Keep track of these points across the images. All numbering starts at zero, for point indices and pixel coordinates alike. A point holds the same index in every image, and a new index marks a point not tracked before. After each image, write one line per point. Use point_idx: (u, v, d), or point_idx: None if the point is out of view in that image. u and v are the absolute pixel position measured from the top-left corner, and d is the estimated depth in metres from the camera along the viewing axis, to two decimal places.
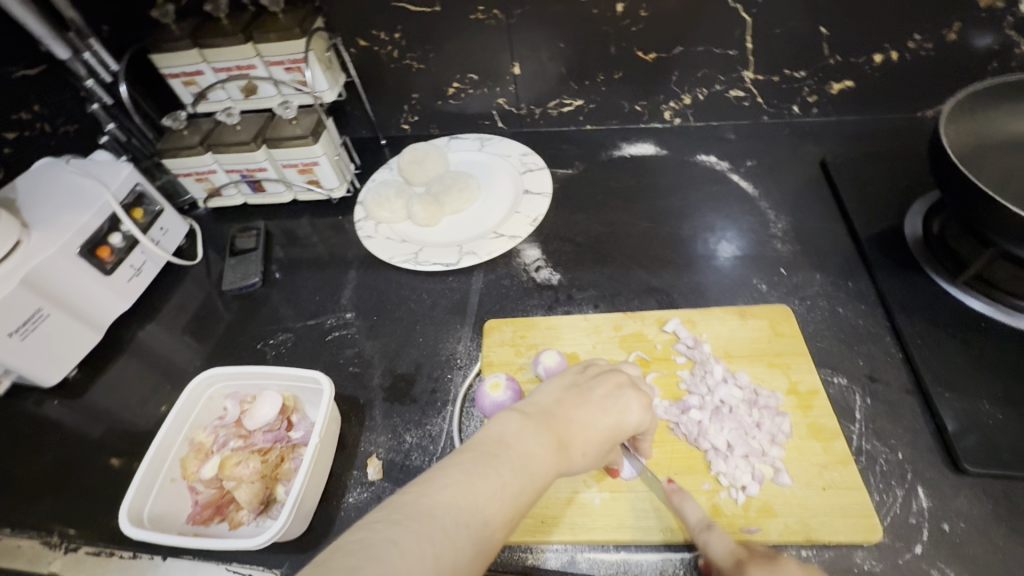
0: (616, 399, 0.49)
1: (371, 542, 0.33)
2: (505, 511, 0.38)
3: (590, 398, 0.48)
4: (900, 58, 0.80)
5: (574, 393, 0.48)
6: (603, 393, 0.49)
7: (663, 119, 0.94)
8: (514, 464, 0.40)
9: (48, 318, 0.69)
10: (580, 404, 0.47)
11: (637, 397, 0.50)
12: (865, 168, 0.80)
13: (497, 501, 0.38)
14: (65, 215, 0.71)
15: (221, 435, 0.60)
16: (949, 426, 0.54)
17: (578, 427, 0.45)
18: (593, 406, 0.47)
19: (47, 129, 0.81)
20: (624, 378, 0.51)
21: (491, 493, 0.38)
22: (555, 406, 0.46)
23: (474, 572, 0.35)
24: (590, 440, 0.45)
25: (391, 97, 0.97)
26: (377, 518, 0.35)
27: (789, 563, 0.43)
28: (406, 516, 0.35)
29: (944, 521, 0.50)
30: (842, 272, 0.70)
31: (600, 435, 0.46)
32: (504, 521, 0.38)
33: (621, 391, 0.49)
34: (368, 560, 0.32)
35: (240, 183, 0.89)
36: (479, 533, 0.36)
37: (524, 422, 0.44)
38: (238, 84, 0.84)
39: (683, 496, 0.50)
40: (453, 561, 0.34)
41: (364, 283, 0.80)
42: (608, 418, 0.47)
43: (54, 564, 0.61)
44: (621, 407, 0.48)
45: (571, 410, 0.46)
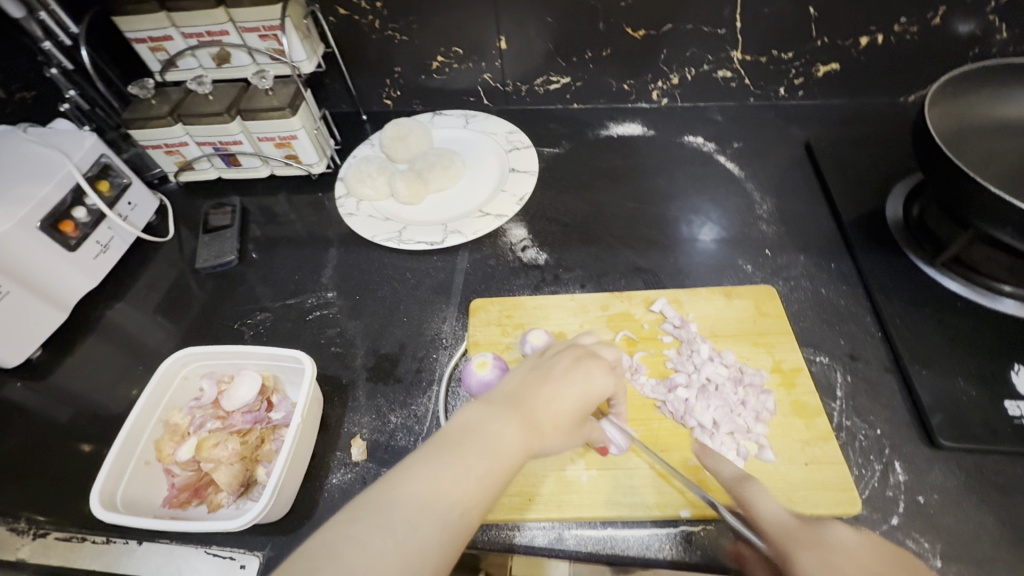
0: (574, 370, 0.46)
1: (331, 541, 0.33)
2: (472, 495, 0.37)
3: (551, 375, 0.46)
4: (885, 41, 0.80)
5: (535, 374, 0.46)
6: (563, 367, 0.46)
7: (650, 99, 0.93)
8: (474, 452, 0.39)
9: (9, 295, 0.65)
10: (539, 382, 0.45)
11: (597, 364, 0.47)
12: (848, 151, 0.81)
13: (462, 486, 0.37)
14: (23, 186, 0.67)
15: (198, 416, 0.58)
16: (925, 403, 0.55)
17: (540, 406, 0.43)
18: (554, 382, 0.45)
19: (2, 96, 0.75)
20: (582, 350, 0.49)
21: (452, 480, 0.37)
22: (515, 389, 0.45)
23: (446, 556, 0.35)
24: (555, 416, 0.44)
25: (373, 71, 0.93)
26: (339, 517, 0.35)
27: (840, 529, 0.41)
28: (364, 511, 0.35)
29: (919, 493, 0.51)
30: (825, 253, 0.71)
31: (565, 410, 0.44)
32: (471, 505, 0.37)
33: (580, 361, 0.47)
34: (328, 559, 0.32)
35: (214, 157, 0.85)
36: (444, 521, 0.36)
37: (487, 409, 0.42)
38: (210, 52, 0.80)
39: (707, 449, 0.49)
40: (419, 547, 0.34)
41: (346, 261, 0.78)
42: (572, 391, 0.45)
43: (21, 551, 0.58)
44: (581, 379, 0.46)
45: (533, 390, 0.44)
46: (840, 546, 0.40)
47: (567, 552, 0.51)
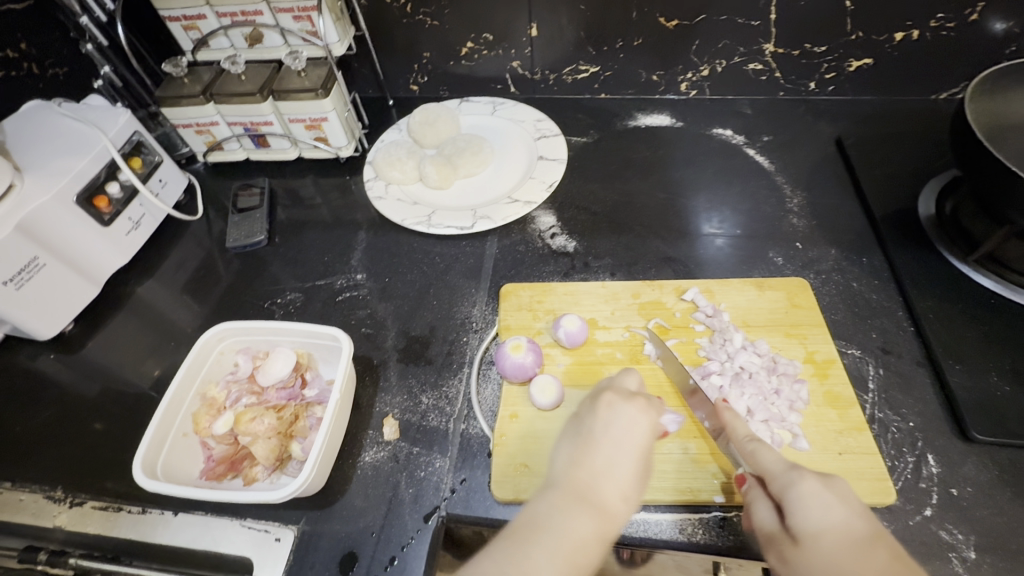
0: (615, 421, 0.47)
1: None
2: None
3: (595, 438, 0.46)
4: (920, 37, 0.80)
5: (579, 443, 0.47)
6: (602, 425, 0.47)
7: (679, 90, 0.92)
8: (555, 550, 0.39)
9: (45, 267, 0.66)
10: (589, 451, 0.45)
11: (631, 404, 0.48)
12: (880, 148, 0.81)
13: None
14: (61, 159, 0.67)
15: (234, 391, 0.58)
16: (959, 397, 0.55)
17: (598, 478, 0.44)
18: (603, 445, 0.46)
19: (35, 70, 0.76)
20: (612, 393, 0.49)
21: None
22: (569, 468, 0.45)
23: None
24: (618, 481, 0.44)
25: (401, 56, 0.93)
26: None
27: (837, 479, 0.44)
28: None
29: (953, 486, 0.52)
30: (856, 247, 0.71)
31: (625, 470, 0.45)
32: None
33: (613, 406, 0.48)
34: None
35: (243, 137, 0.86)
36: None
37: (550, 498, 0.43)
38: (243, 32, 0.80)
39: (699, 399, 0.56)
40: None
41: (375, 244, 0.79)
42: (623, 449, 0.45)
43: (58, 518, 0.59)
44: (624, 429, 0.46)
45: (587, 462, 0.45)
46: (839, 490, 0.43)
47: None
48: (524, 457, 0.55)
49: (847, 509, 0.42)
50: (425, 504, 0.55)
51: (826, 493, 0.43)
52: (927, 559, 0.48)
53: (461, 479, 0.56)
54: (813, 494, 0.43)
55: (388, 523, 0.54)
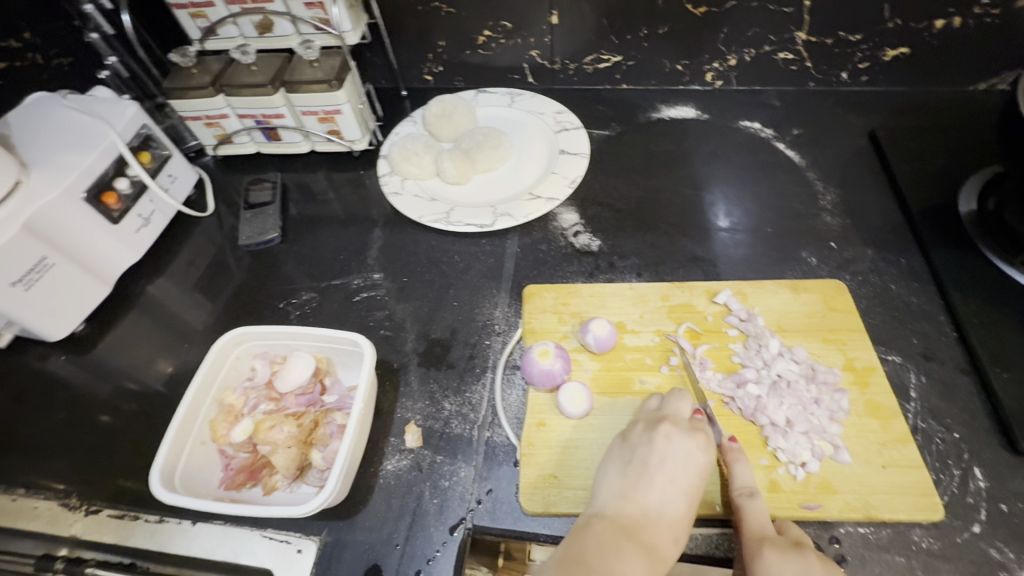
0: (671, 454, 0.48)
1: None
2: None
3: (649, 472, 0.48)
4: (962, 25, 0.75)
5: (632, 476, 0.48)
6: (658, 459, 0.48)
7: (704, 81, 0.89)
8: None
9: (54, 267, 0.64)
10: (644, 484, 0.47)
11: (689, 439, 0.49)
12: (916, 142, 0.77)
13: None
14: (67, 155, 0.65)
15: (251, 397, 0.57)
16: (1008, 407, 0.53)
17: (651, 512, 0.46)
18: (658, 479, 0.47)
19: (39, 60, 0.73)
20: (670, 424, 0.50)
21: None
22: (623, 499, 0.47)
23: None
24: (669, 514, 0.46)
25: (415, 44, 0.90)
26: None
27: (811, 558, 0.44)
28: None
29: (1002, 501, 0.49)
30: (893, 247, 0.68)
31: (677, 504, 0.47)
32: None
33: (672, 439, 0.49)
34: None
35: (254, 130, 0.83)
36: None
37: (602, 533, 0.45)
38: (253, 20, 0.77)
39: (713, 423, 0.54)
40: None
41: (391, 242, 0.76)
42: (677, 484, 0.47)
43: (74, 527, 0.58)
44: (680, 463, 0.48)
45: (641, 494, 0.47)
46: (801, 569, 0.43)
47: None
48: (553, 468, 0.53)
49: None
50: (450, 515, 0.53)
51: (787, 571, 0.43)
52: None
53: (487, 489, 0.54)
54: (773, 571, 0.43)
55: (413, 535, 0.52)
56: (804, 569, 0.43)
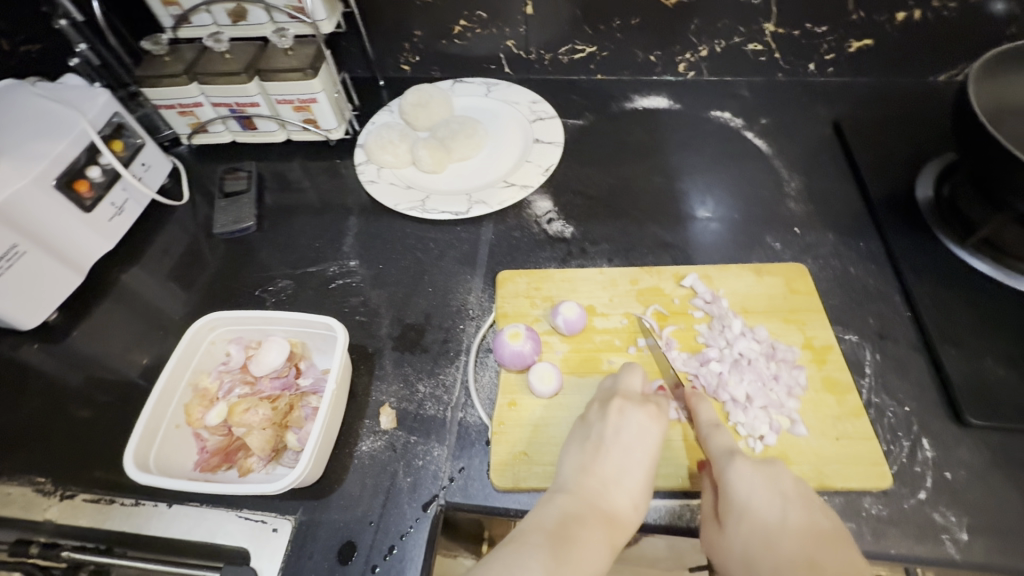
0: (625, 427, 0.50)
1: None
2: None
3: (606, 445, 0.50)
4: (922, 17, 0.78)
5: (590, 451, 0.50)
6: (613, 432, 0.50)
7: (676, 71, 0.90)
8: (575, 558, 0.43)
9: (25, 254, 0.64)
10: (601, 458, 0.49)
11: (642, 411, 0.51)
12: (878, 131, 0.80)
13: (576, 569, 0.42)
14: (37, 142, 0.65)
15: (226, 381, 0.57)
16: (954, 381, 0.56)
17: (610, 482, 0.48)
18: (615, 452, 0.49)
19: (5, 48, 0.72)
20: (622, 398, 0.52)
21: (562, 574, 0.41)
22: (582, 474, 0.49)
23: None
24: (628, 485, 0.48)
25: (392, 34, 0.90)
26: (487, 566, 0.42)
27: (780, 466, 0.49)
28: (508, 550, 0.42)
29: (946, 469, 0.52)
30: (854, 232, 0.71)
31: (634, 475, 0.49)
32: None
33: (626, 412, 0.51)
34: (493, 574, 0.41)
35: (229, 119, 0.83)
36: None
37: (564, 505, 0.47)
38: (226, 7, 0.77)
39: (700, 399, 0.53)
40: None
41: (367, 230, 0.77)
42: (634, 455, 0.49)
43: (48, 511, 0.58)
44: (635, 435, 0.50)
45: (599, 467, 0.49)
46: (772, 473, 0.48)
47: None
48: (523, 446, 0.55)
49: (773, 496, 0.46)
50: (423, 493, 0.54)
51: (759, 474, 0.48)
52: (920, 541, 0.49)
53: (459, 467, 0.56)
54: (748, 474, 0.47)
55: (387, 512, 0.53)
56: (773, 473, 0.48)
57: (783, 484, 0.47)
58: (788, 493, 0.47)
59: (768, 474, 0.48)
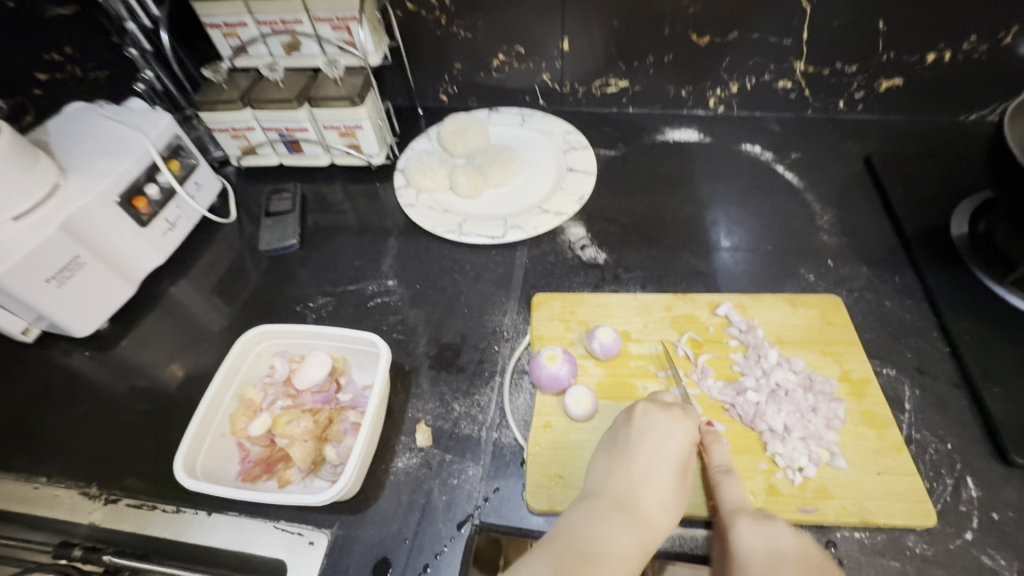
0: (652, 431, 0.50)
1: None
2: None
3: (631, 450, 0.50)
4: (952, 59, 0.79)
5: (616, 456, 0.50)
6: (638, 436, 0.50)
7: (706, 106, 0.93)
8: (606, 561, 0.43)
9: (86, 265, 0.67)
10: (628, 460, 0.49)
11: (666, 414, 0.51)
12: (909, 168, 0.81)
13: None
14: (103, 161, 0.69)
15: (271, 393, 0.59)
16: (997, 420, 0.55)
17: (637, 485, 0.48)
18: (641, 455, 0.49)
19: (78, 73, 0.78)
20: (646, 403, 0.52)
21: None
22: (610, 478, 0.49)
23: None
24: (657, 488, 0.48)
25: (433, 67, 0.95)
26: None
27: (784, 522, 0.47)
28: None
29: (993, 510, 0.51)
30: (888, 266, 0.71)
31: (663, 479, 0.49)
32: None
33: (649, 416, 0.51)
34: None
35: (277, 143, 0.87)
36: None
37: (591, 509, 0.47)
38: (281, 40, 0.81)
39: (716, 442, 0.53)
40: None
41: (405, 251, 0.79)
42: (660, 458, 0.49)
43: (93, 514, 0.59)
44: (660, 437, 0.50)
45: (625, 470, 0.49)
46: (773, 533, 0.46)
47: None
48: (557, 468, 0.55)
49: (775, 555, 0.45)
50: (458, 512, 0.55)
51: (760, 536, 0.46)
52: None
53: (494, 487, 0.56)
54: (748, 538, 0.46)
55: (422, 529, 0.54)
56: (776, 535, 0.46)
57: (785, 547, 0.45)
58: (787, 556, 0.45)
59: (771, 539, 0.45)
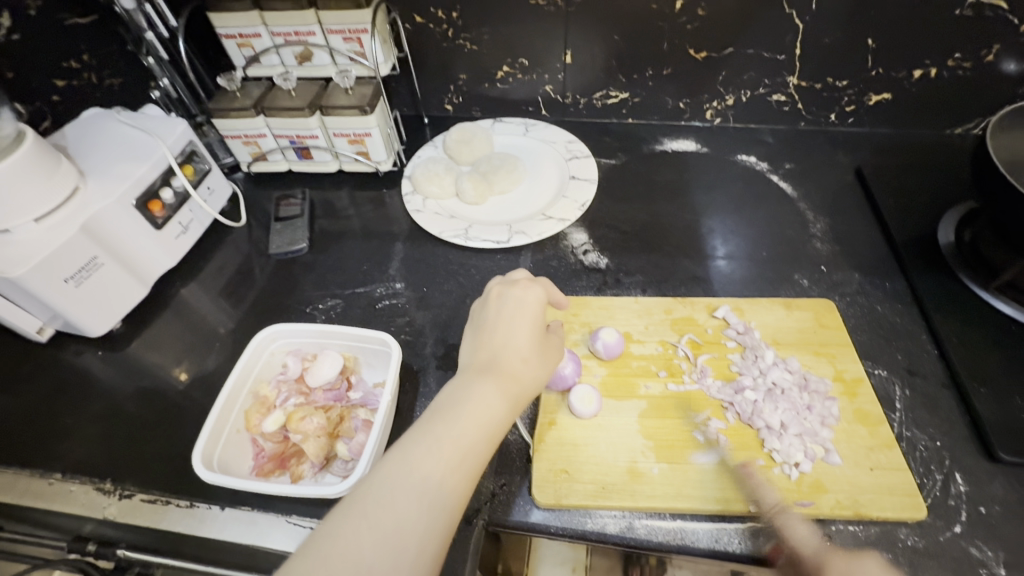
0: (505, 303, 0.53)
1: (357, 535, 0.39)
2: (456, 451, 0.43)
3: (489, 323, 0.52)
4: (938, 75, 0.83)
5: (477, 333, 0.52)
6: (493, 310, 0.53)
7: (703, 118, 0.96)
8: (466, 414, 0.45)
9: (103, 266, 0.69)
10: (488, 332, 0.51)
11: (514, 288, 0.53)
12: (899, 178, 0.84)
13: (433, 459, 0.42)
14: (121, 165, 0.71)
15: (283, 391, 0.61)
16: (984, 418, 0.57)
17: (496, 350, 0.50)
18: (496, 325, 0.52)
19: (94, 80, 0.80)
20: (498, 285, 0.54)
21: (433, 447, 0.43)
22: (475, 351, 0.51)
23: (443, 519, 0.41)
24: (516, 347, 0.50)
25: (439, 78, 0.98)
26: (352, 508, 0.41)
27: None
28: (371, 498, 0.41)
29: (981, 504, 0.53)
30: (879, 272, 0.74)
31: (520, 339, 0.51)
32: (465, 457, 0.43)
33: (501, 294, 0.53)
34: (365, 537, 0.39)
35: (288, 150, 0.89)
36: (425, 496, 0.41)
37: (457, 380, 0.49)
38: (294, 50, 0.84)
39: (761, 480, 0.54)
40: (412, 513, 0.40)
41: (412, 255, 0.81)
42: (514, 324, 0.51)
43: (108, 509, 0.60)
44: (511, 308, 0.52)
45: (488, 340, 0.51)
46: None
47: (638, 541, 0.53)
48: (563, 463, 0.57)
49: None
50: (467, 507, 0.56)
51: None
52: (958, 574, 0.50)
53: (502, 483, 0.58)
54: None
55: None
56: None
57: None
58: None
59: None
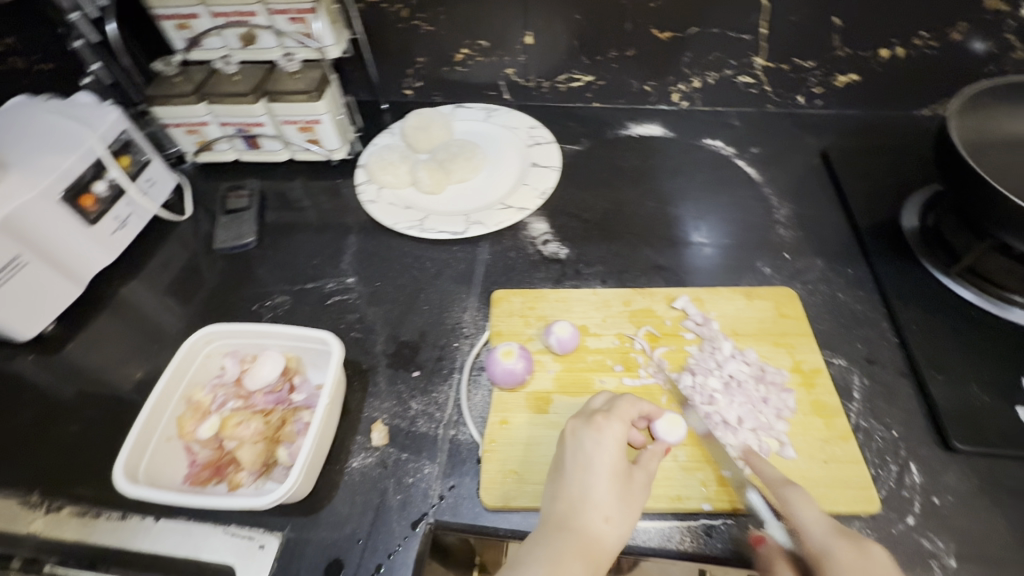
0: (582, 446, 0.47)
1: None
2: None
3: (567, 472, 0.47)
4: (905, 54, 0.81)
5: (554, 481, 0.47)
6: (570, 455, 0.48)
7: (670, 101, 0.93)
8: None
9: (27, 266, 0.65)
10: (566, 482, 0.46)
11: (591, 427, 0.48)
12: (866, 162, 0.82)
13: None
14: (46, 157, 0.66)
15: (220, 394, 0.58)
16: (941, 408, 0.56)
17: (577, 504, 0.45)
18: (574, 475, 0.47)
19: (20, 65, 0.74)
20: (574, 420, 0.50)
21: None
22: (552, 503, 0.46)
23: None
24: (599, 502, 0.45)
25: (395, 61, 0.93)
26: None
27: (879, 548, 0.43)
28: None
29: (935, 495, 0.53)
30: (842, 259, 0.72)
31: (603, 492, 0.46)
32: None
33: (576, 434, 0.48)
34: None
35: (234, 138, 0.85)
36: None
37: (535, 540, 0.44)
38: (236, 32, 0.79)
39: (761, 461, 0.51)
40: None
41: (365, 248, 0.78)
42: (595, 474, 0.46)
43: (34, 524, 0.57)
44: (591, 453, 0.47)
45: (566, 491, 0.46)
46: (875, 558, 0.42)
47: None
48: (513, 465, 0.55)
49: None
50: (413, 511, 0.54)
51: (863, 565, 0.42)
52: (909, 567, 0.49)
53: (450, 485, 0.56)
54: (850, 563, 0.42)
55: (376, 530, 0.53)
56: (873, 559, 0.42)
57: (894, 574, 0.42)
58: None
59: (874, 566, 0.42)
